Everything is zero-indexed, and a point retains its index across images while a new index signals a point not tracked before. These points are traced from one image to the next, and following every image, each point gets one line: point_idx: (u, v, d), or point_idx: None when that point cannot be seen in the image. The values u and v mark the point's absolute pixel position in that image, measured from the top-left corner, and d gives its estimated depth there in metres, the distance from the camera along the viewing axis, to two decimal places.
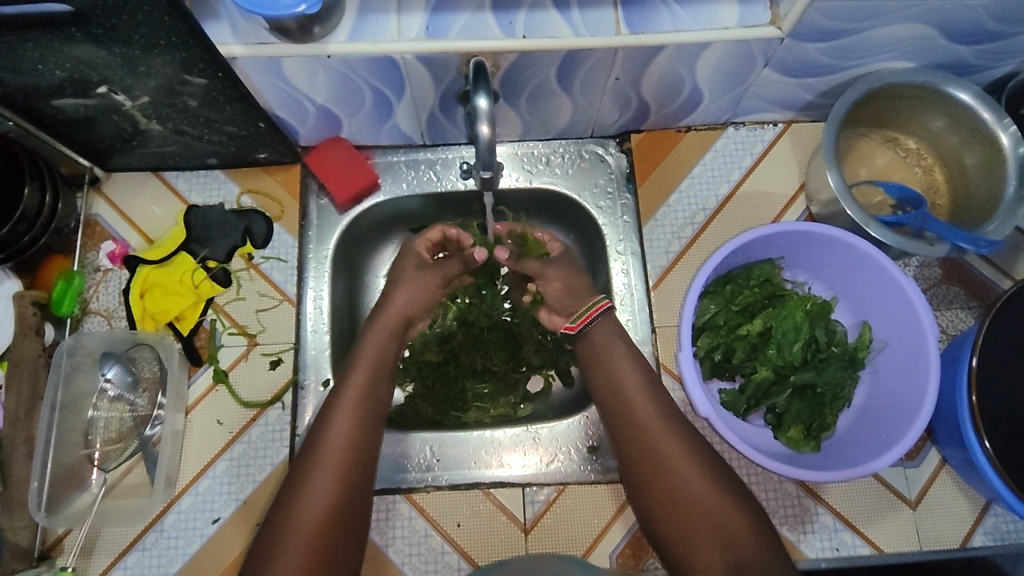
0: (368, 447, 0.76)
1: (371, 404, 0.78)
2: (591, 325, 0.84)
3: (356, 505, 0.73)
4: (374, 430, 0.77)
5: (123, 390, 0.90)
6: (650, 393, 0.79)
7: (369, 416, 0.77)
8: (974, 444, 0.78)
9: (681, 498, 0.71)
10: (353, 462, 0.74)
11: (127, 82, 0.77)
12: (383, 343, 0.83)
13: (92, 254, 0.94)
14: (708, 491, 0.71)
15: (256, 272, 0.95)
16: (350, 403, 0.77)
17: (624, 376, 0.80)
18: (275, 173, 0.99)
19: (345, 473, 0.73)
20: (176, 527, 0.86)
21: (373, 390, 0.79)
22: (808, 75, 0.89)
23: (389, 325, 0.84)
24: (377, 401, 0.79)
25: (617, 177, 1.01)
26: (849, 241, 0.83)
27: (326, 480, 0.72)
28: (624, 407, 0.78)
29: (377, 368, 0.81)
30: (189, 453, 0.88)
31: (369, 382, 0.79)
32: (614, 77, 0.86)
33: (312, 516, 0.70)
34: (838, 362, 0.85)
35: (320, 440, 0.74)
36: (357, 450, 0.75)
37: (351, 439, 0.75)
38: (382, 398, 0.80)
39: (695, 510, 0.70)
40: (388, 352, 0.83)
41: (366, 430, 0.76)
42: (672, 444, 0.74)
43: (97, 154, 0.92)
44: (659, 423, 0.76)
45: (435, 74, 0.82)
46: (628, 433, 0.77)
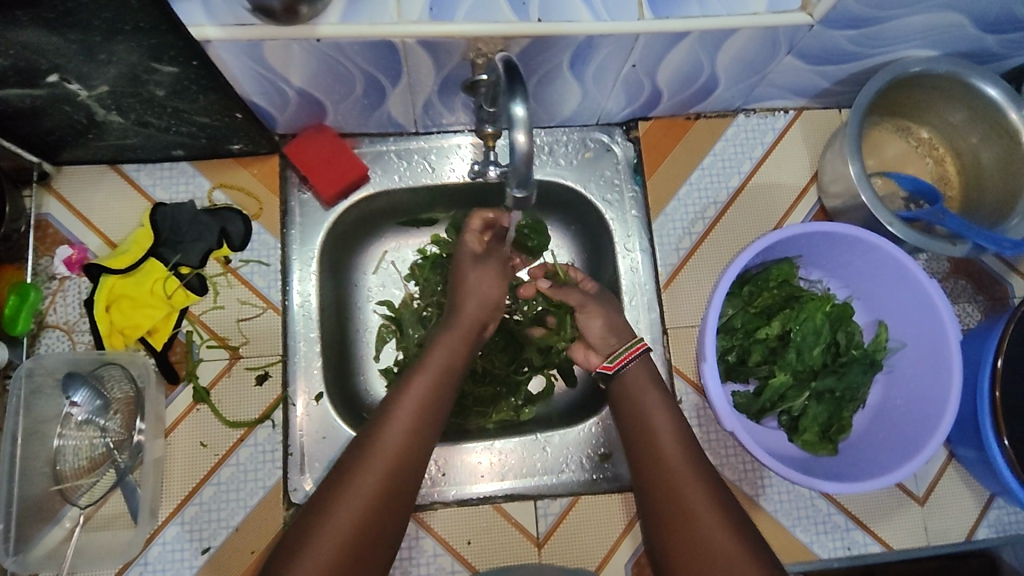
0: (400, 502, 0.65)
1: (414, 448, 0.67)
2: (627, 367, 0.80)
3: (363, 566, 0.62)
4: (411, 481, 0.66)
5: (92, 413, 0.81)
6: (674, 428, 0.75)
7: (409, 464, 0.66)
8: (992, 444, 0.77)
9: (697, 536, 0.67)
10: (377, 515, 0.63)
11: (83, 71, 0.67)
12: (439, 379, 0.72)
13: (46, 261, 0.84)
14: (723, 534, 0.67)
15: (235, 278, 0.87)
16: (391, 447, 0.66)
17: (647, 406, 0.77)
18: (251, 166, 0.90)
19: (363, 525, 0.62)
20: (161, 559, 0.79)
21: (418, 433, 0.68)
22: (829, 63, 0.85)
23: (453, 355, 0.75)
24: (422, 446, 0.68)
25: (624, 168, 0.95)
26: (872, 241, 0.80)
27: (339, 531, 0.61)
28: (648, 437, 0.75)
29: (428, 407, 0.70)
30: (172, 480, 0.81)
31: (416, 421, 0.68)
32: (631, 63, 0.79)
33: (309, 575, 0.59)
34: (858, 366, 0.83)
35: (347, 482, 0.64)
36: (391, 492, 0.64)
37: (379, 488, 0.64)
38: (428, 443, 0.69)
39: (708, 552, 0.66)
40: (444, 387, 0.72)
41: (398, 481, 0.65)
42: (691, 480, 0.70)
43: (45, 147, 0.81)
44: (681, 459, 0.72)
45: (437, 59, 0.73)
46: (649, 463, 0.73)
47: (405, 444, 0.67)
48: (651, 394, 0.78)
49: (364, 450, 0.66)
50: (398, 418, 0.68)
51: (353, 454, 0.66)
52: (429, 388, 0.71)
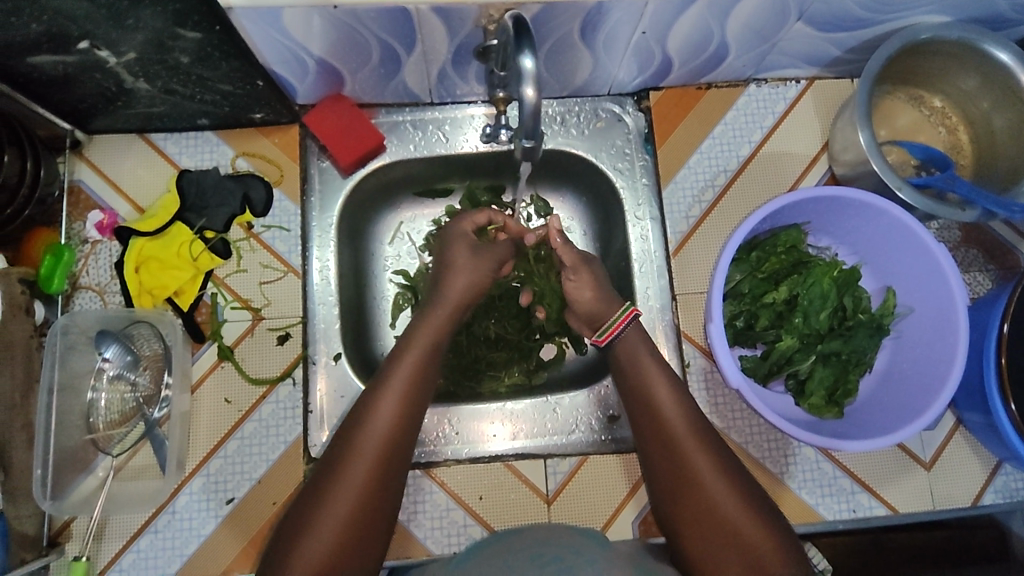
0: (399, 470, 0.67)
1: (408, 419, 0.69)
2: (620, 336, 0.82)
3: (373, 532, 0.64)
4: (407, 450, 0.68)
5: (123, 369, 0.85)
6: (684, 410, 0.75)
7: (404, 434, 0.68)
8: (998, 409, 0.78)
9: (710, 510, 0.68)
10: (379, 485, 0.65)
11: (113, 37, 0.70)
12: (425, 355, 0.74)
13: (79, 224, 0.88)
14: (736, 507, 0.68)
15: (257, 242, 0.90)
16: (386, 418, 0.68)
17: (655, 390, 0.77)
18: (272, 135, 0.93)
19: (366, 497, 0.64)
20: (188, 508, 0.83)
21: (408, 410, 0.69)
22: (839, 30, 0.85)
23: (437, 332, 0.77)
24: (415, 417, 0.70)
25: (635, 137, 0.97)
26: (881, 207, 0.81)
27: (343, 504, 0.63)
28: (656, 418, 0.75)
29: (418, 379, 0.72)
30: (198, 433, 0.85)
31: (407, 394, 0.70)
32: (641, 30, 0.80)
33: (319, 548, 0.61)
34: (865, 330, 0.84)
35: (347, 457, 0.65)
36: (386, 467, 0.66)
37: (379, 460, 0.66)
38: (420, 414, 0.71)
39: (723, 525, 0.67)
40: (430, 363, 0.74)
41: (394, 450, 0.67)
42: (703, 457, 0.71)
43: (77, 115, 0.85)
44: (691, 437, 0.73)
45: (451, 26, 0.75)
46: (660, 444, 0.73)
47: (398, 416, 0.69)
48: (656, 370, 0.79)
49: (358, 426, 0.67)
50: (390, 392, 0.70)
51: (347, 431, 0.68)
52: (416, 361, 0.73)
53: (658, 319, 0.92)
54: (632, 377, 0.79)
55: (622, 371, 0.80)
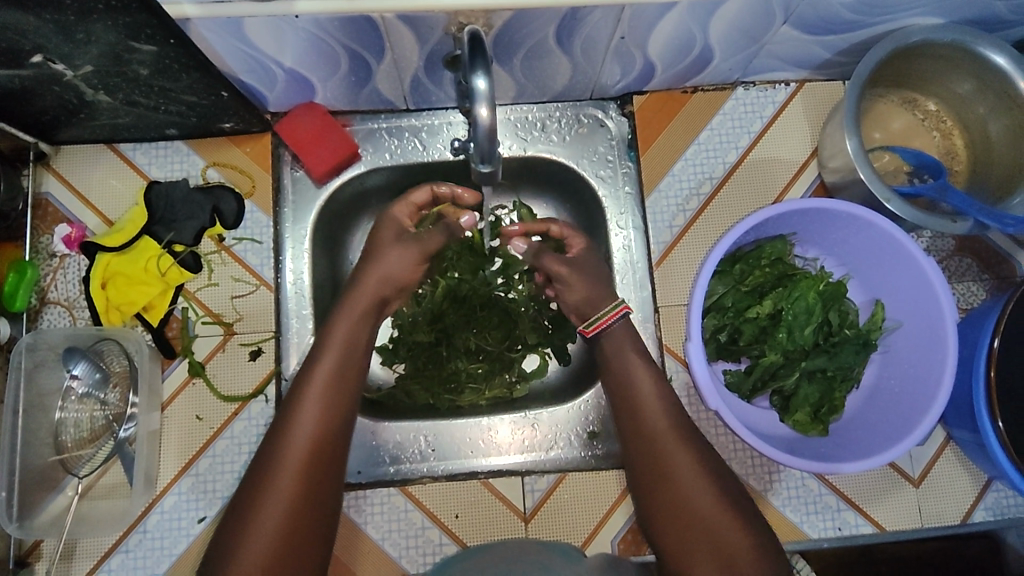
0: (328, 475, 0.66)
1: (333, 422, 0.68)
2: (607, 332, 0.80)
3: (317, 527, 0.64)
4: (335, 454, 0.67)
5: (91, 387, 0.83)
6: (669, 408, 0.74)
7: (332, 436, 0.67)
8: (986, 424, 0.76)
9: (688, 508, 0.67)
10: (307, 493, 0.64)
11: (65, 50, 0.68)
12: (342, 355, 0.72)
13: (46, 238, 0.86)
14: (716, 507, 0.67)
15: (228, 255, 0.88)
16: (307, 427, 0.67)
17: (641, 387, 0.76)
18: (243, 144, 0.90)
19: (298, 503, 0.63)
20: (159, 527, 0.82)
21: (334, 403, 0.69)
22: (827, 33, 0.82)
23: (353, 327, 0.75)
24: (340, 420, 0.69)
25: (618, 144, 0.94)
26: (867, 218, 0.78)
27: (276, 509, 0.62)
28: (638, 415, 0.74)
29: (338, 381, 0.70)
30: (169, 451, 0.83)
31: (328, 397, 0.69)
32: (619, 35, 0.77)
33: (253, 563, 0.60)
34: (850, 347, 0.81)
35: (271, 470, 0.64)
36: (320, 461, 0.66)
37: (307, 462, 0.65)
38: (347, 415, 0.70)
39: (700, 524, 0.66)
40: (351, 364, 0.72)
41: (320, 456, 0.66)
42: (684, 456, 0.70)
43: (41, 127, 0.83)
44: (673, 435, 0.72)
45: (419, 34, 0.72)
46: (640, 442, 0.72)
47: (322, 420, 0.68)
48: (641, 366, 0.77)
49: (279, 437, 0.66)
50: (310, 396, 0.69)
51: (270, 443, 0.67)
52: (340, 353, 0.72)
53: (641, 331, 0.90)
54: (618, 373, 0.78)
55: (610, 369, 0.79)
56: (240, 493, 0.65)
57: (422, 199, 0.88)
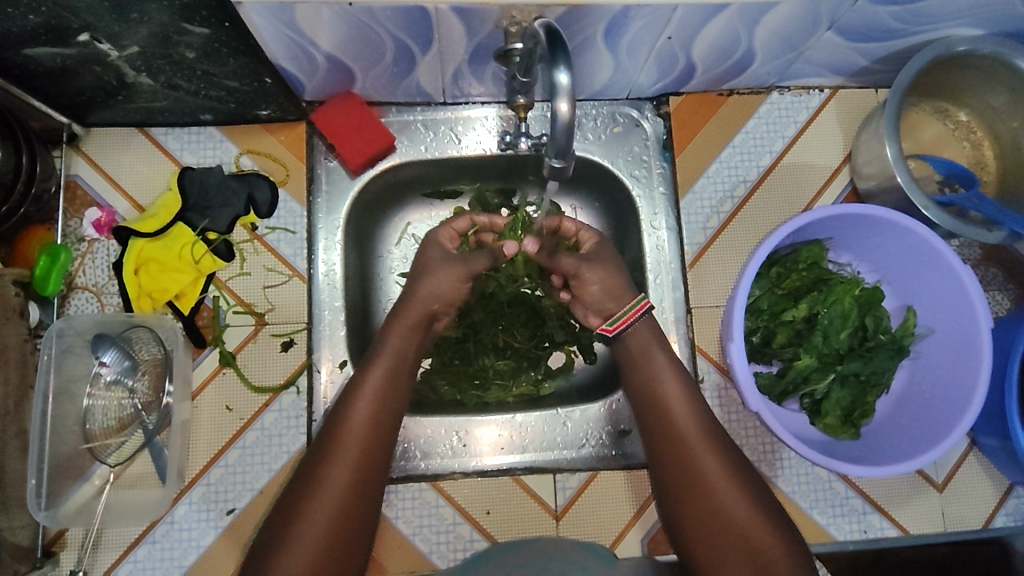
0: (376, 473, 0.67)
1: (383, 423, 0.69)
2: (630, 328, 0.80)
3: (360, 524, 0.64)
4: (383, 453, 0.68)
5: (120, 374, 0.82)
6: (696, 412, 0.74)
7: (379, 434, 0.68)
8: (1019, 438, 0.77)
9: (720, 514, 0.67)
10: (357, 489, 0.65)
11: (114, 30, 0.67)
12: (396, 360, 0.74)
13: (74, 222, 0.85)
14: (747, 512, 0.66)
15: (261, 244, 0.87)
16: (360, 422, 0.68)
17: (665, 391, 0.75)
18: (277, 132, 0.89)
19: (348, 500, 0.64)
20: (187, 519, 0.80)
21: (384, 406, 0.70)
22: (868, 40, 0.82)
23: (405, 339, 0.77)
24: (390, 419, 0.70)
25: (653, 144, 0.94)
26: (906, 226, 0.79)
27: (326, 505, 0.63)
28: (665, 419, 0.74)
29: (393, 381, 0.72)
30: (198, 442, 0.82)
31: (382, 397, 0.70)
32: (666, 36, 0.77)
33: (301, 558, 0.60)
34: (885, 352, 0.82)
35: (324, 462, 0.65)
36: (369, 460, 0.67)
37: (358, 457, 0.66)
38: (396, 415, 0.71)
39: (734, 531, 0.66)
40: (403, 368, 0.74)
41: (372, 453, 0.67)
42: (714, 461, 0.69)
43: (75, 108, 0.81)
44: (701, 440, 0.71)
45: (470, 27, 0.72)
46: (669, 449, 0.72)
47: (373, 421, 0.69)
48: (664, 371, 0.77)
49: (334, 431, 0.68)
50: (365, 395, 0.70)
51: (324, 436, 0.68)
52: (392, 361, 0.74)
53: (674, 331, 0.90)
54: (641, 380, 0.77)
55: (636, 374, 0.78)
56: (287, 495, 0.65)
57: (464, 227, 0.89)
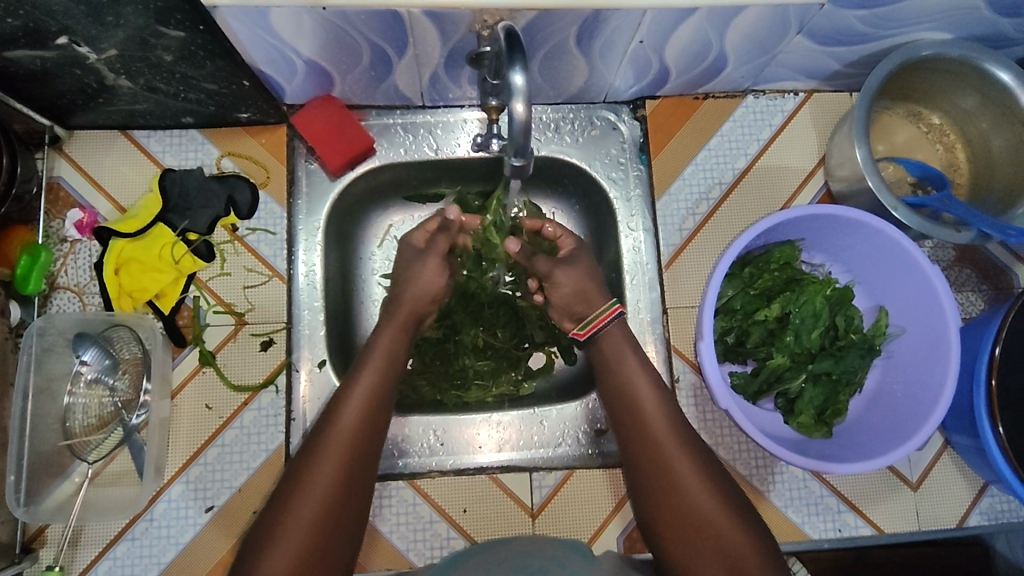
0: (363, 474, 0.67)
1: (373, 422, 0.71)
2: (602, 331, 0.81)
3: (349, 518, 0.65)
4: (370, 457, 0.69)
5: (100, 373, 0.83)
6: (671, 418, 0.74)
7: (369, 432, 0.69)
8: (986, 430, 0.78)
9: (693, 516, 0.67)
10: (346, 485, 0.65)
11: (92, 33, 0.68)
12: (386, 362, 0.76)
13: (57, 223, 0.86)
14: (719, 510, 0.67)
15: (241, 245, 0.88)
16: (348, 425, 0.69)
17: (639, 396, 0.75)
18: (258, 135, 0.91)
19: (337, 493, 0.64)
20: (166, 516, 0.81)
21: (374, 405, 0.72)
22: (839, 44, 0.84)
23: (395, 342, 0.79)
24: (380, 420, 0.71)
25: (630, 147, 0.95)
26: (875, 226, 0.80)
27: (315, 497, 0.63)
28: (641, 423, 0.73)
29: (381, 386, 0.73)
30: (177, 440, 0.83)
31: (374, 396, 0.72)
32: (637, 40, 0.79)
33: (289, 548, 0.61)
34: (857, 351, 0.83)
35: (314, 456, 0.66)
36: (357, 456, 0.67)
37: (348, 452, 0.67)
38: (384, 418, 0.72)
39: (706, 529, 0.66)
40: (390, 374, 0.75)
41: (360, 453, 0.68)
42: (690, 465, 0.69)
43: (57, 110, 0.82)
44: (677, 445, 0.71)
45: (443, 31, 0.73)
46: (645, 454, 0.71)
47: (363, 419, 0.70)
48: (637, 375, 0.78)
49: (325, 427, 0.69)
50: (356, 394, 0.72)
51: (316, 431, 0.69)
52: (382, 363, 0.76)
53: (650, 332, 0.91)
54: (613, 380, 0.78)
55: (611, 380, 0.78)
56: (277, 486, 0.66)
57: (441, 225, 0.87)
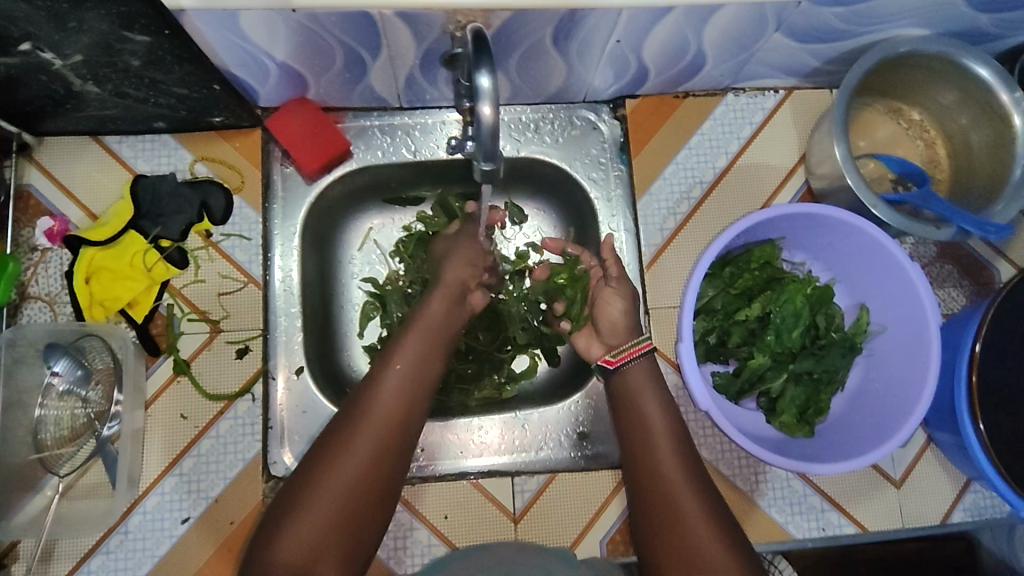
0: (415, 423, 0.65)
1: (423, 371, 0.68)
2: (631, 364, 0.77)
3: (401, 462, 0.63)
4: (409, 436, 0.64)
5: (73, 384, 0.82)
6: (669, 425, 0.73)
7: (420, 385, 0.67)
8: (968, 428, 0.77)
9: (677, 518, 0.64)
10: (399, 432, 0.63)
11: (55, 39, 0.67)
12: (438, 319, 0.74)
13: (27, 232, 0.84)
14: (702, 515, 0.64)
15: (215, 251, 0.86)
16: (398, 374, 0.66)
17: (643, 398, 0.75)
18: (232, 139, 0.89)
19: (388, 439, 0.62)
20: (142, 528, 0.80)
21: (425, 361, 0.69)
22: (817, 41, 0.83)
23: (447, 300, 0.76)
24: (431, 372, 0.69)
25: (610, 146, 0.95)
26: (855, 224, 0.79)
27: (368, 439, 0.61)
28: (643, 429, 0.72)
29: (425, 363, 0.68)
30: (153, 451, 0.81)
31: (425, 349, 0.70)
32: (615, 39, 0.78)
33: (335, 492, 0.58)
34: (838, 350, 0.83)
35: (364, 404, 0.64)
36: (410, 405, 0.65)
37: (400, 404, 0.64)
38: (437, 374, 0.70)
39: (686, 532, 0.63)
40: (441, 330, 0.73)
41: (412, 402, 0.65)
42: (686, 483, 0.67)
43: (24, 117, 0.81)
44: (670, 454, 0.70)
45: (417, 32, 0.72)
46: (643, 468, 0.69)
47: (414, 371, 0.68)
48: (646, 381, 0.76)
49: (375, 377, 0.67)
50: (408, 347, 0.69)
51: (365, 383, 0.67)
52: (431, 321, 0.73)
53: None
54: (623, 383, 0.77)
55: (616, 390, 0.77)
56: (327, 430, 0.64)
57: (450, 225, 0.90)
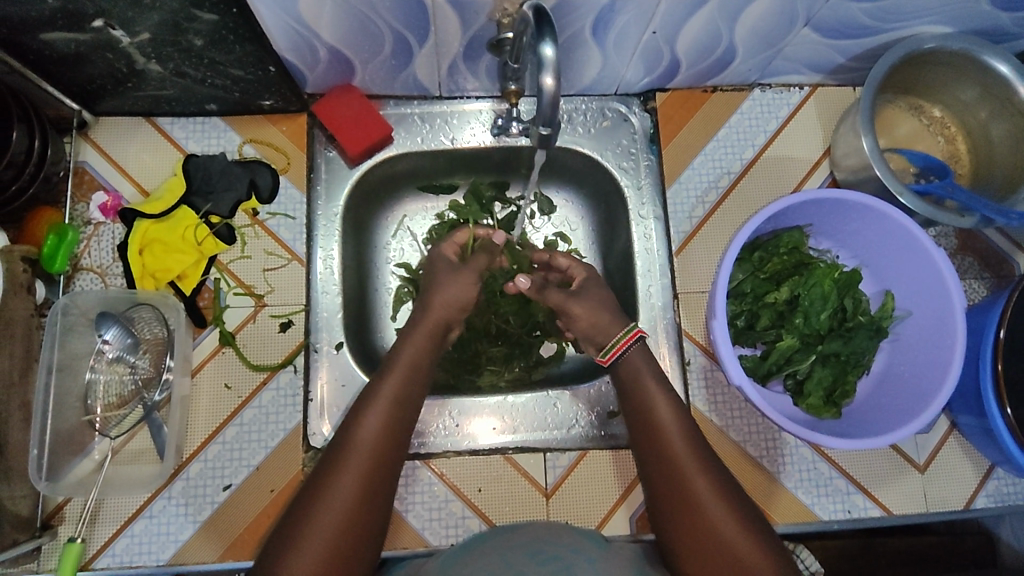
0: (388, 477, 0.67)
1: (397, 425, 0.70)
2: (623, 356, 0.81)
3: (374, 518, 0.64)
4: (394, 466, 0.68)
5: (122, 351, 0.85)
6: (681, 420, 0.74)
7: (394, 438, 0.69)
8: (996, 414, 0.79)
9: (698, 513, 0.66)
10: (373, 487, 0.65)
11: (127, 16, 0.71)
12: (411, 367, 0.75)
13: (82, 206, 0.88)
14: (722, 511, 0.66)
15: (261, 229, 0.90)
16: (371, 429, 0.68)
17: (652, 395, 0.76)
18: (280, 123, 0.93)
19: (363, 497, 0.64)
20: (185, 493, 0.82)
21: (398, 413, 0.70)
22: (843, 37, 0.87)
23: (420, 347, 0.78)
24: (404, 424, 0.71)
25: (640, 138, 0.98)
26: (882, 210, 0.82)
27: (345, 496, 0.63)
28: (652, 425, 0.74)
29: (405, 395, 0.72)
30: (196, 420, 0.84)
31: (400, 399, 0.72)
32: (651, 31, 0.81)
33: (316, 551, 0.60)
34: (865, 332, 0.85)
35: (339, 460, 0.65)
36: (384, 460, 0.67)
37: (374, 458, 0.66)
38: (409, 426, 0.71)
39: (706, 528, 0.65)
40: (416, 377, 0.75)
41: (385, 456, 0.67)
42: (704, 481, 0.68)
43: (85, 95, 0.85)
44: (684, 447, 0.71)
45: (465, 19, 0.75)
46: (660, 474, 0.70)
47: (387, 424, 0.69)
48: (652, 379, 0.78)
49: (348, 434, 0.68)
50: (382, 399, 0.71)
51: (339, 438, 0.68)
52: (405, 368, 0.75)
53: (661, 317, 0.93)
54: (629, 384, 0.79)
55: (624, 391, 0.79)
56: (303, 487, 0.65)
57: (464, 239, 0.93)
